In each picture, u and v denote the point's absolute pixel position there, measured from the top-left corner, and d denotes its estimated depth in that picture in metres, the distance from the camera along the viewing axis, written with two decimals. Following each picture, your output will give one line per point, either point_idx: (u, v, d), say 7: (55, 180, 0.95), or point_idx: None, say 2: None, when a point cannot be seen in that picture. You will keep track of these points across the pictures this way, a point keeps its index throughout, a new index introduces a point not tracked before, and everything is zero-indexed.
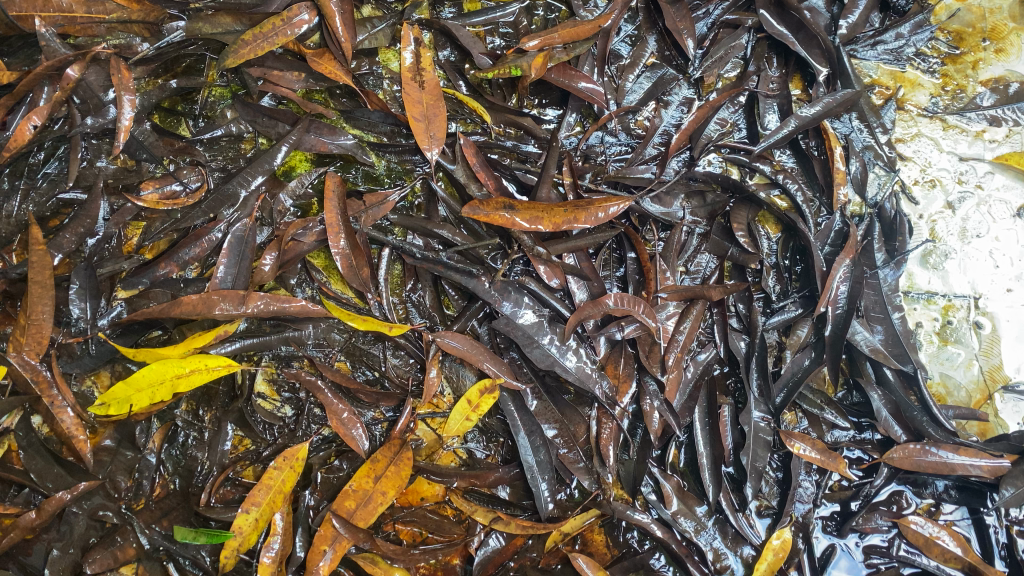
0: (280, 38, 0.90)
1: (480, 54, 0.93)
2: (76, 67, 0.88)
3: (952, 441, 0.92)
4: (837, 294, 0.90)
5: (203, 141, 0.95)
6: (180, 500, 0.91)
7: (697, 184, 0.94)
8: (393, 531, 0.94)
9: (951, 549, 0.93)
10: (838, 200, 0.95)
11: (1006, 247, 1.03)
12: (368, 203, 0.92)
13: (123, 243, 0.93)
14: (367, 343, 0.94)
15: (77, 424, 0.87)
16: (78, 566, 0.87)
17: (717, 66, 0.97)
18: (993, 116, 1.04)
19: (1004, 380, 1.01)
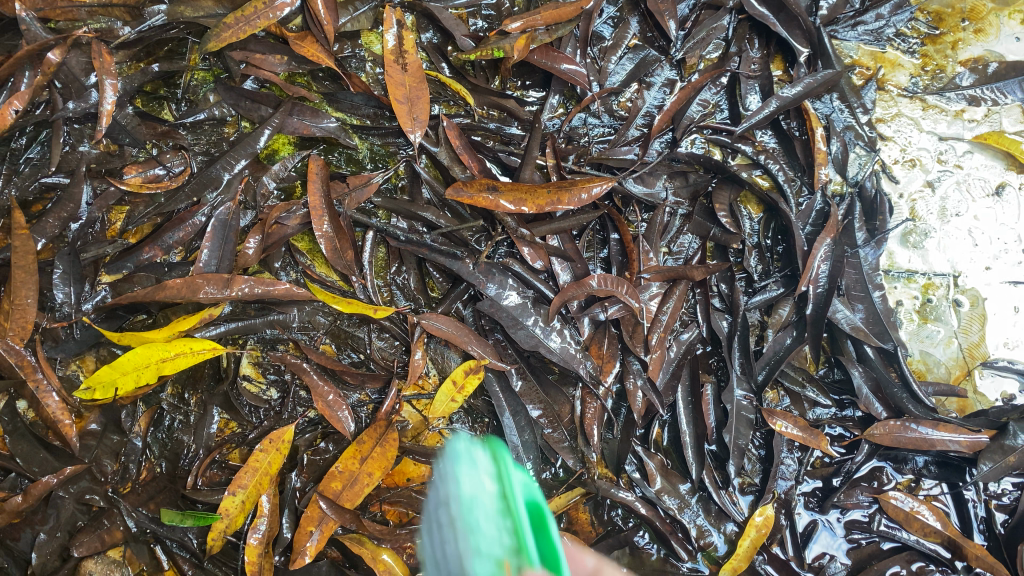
0: (262, 21, 0.90)
1: (463, 36, 0.93)
2: (58, 51, 0.87)
3: (931, 417, 0.94)
4: (818, 273, 0.91)
5: (186, 125, 0.95)
6: (167, 482, 0.91)
7: (679, 165, 0.95)
8: (380, 512, 0.95)
9: (930, 523, 0.94)
10: (820, 179, 0.96)
11: (984, 226, 1.05)
12: (352, 185, 0.92)
13: (107, 227, 0.93)
14: (352, 326, 0.95)
15: (63, 408, 0.86)
16: (65, 551, 0.88)
17: (699, 48, 0.98)
18: (972, 96, 1.05)
19: (982, 357, 1.02)
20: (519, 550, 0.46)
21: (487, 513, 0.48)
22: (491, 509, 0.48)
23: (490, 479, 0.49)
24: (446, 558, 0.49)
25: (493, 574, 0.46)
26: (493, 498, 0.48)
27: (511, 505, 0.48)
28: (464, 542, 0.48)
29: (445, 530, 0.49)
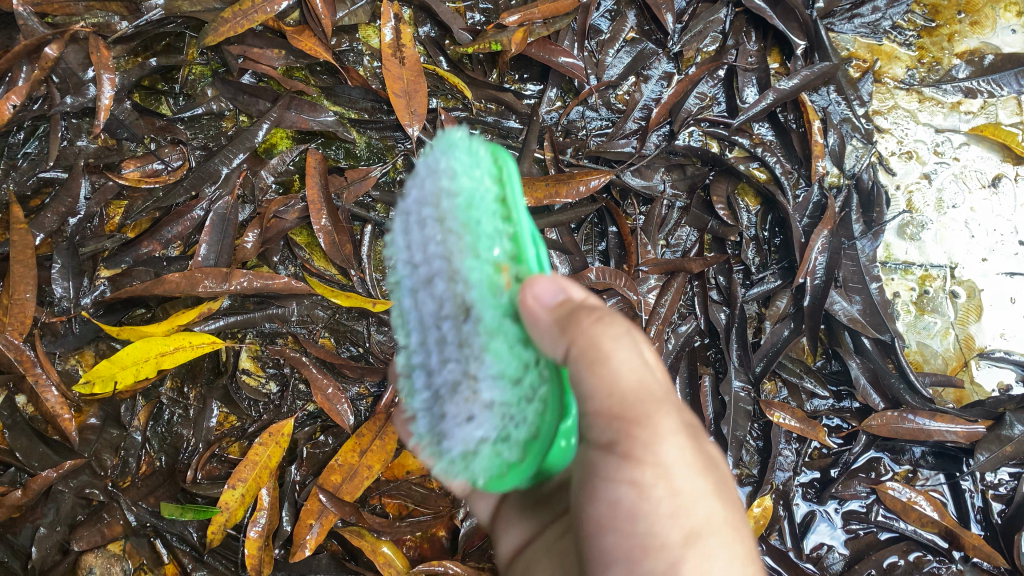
0: (259, 16, 0.90)
1: (460, 29, 0.93)
2: (55, 46, 0.88)
3: (928, 408, 0.94)
4: (815, 264, 0.91)
5: (183, 120, 0.95)
6: (166, 476, 0.91)
7: (677, 158, 0.96)
8: (379, 505, 0.95)
9: (929, 514, 0.95)
10: (817, 172, 0.96)
11: (981, 217, 1.06)
12: (351, 179, 0.92)
13: (105, 222, 0.93)
14: (351, 320, 0.95)
15: (62, 403, 0.87)
16: (65, 545, 0.88)
17: (696, 41, 0.98)
18: (969, 88, 1.05)
19: (979, 348, 1.03)
20: (518, 257, 0.43)
21: (487, 210, 0.42)
22: (493, 209, 0.42)
23: (490, 178, 0.43)
24: (427, 252, 0.42)
25: (492, 280, 0.42)
26: (494, 198, 0.42)
27: (512, 212, 0.43)
28: (456, 241, 0.41)
29: (431, 229, 0.42)
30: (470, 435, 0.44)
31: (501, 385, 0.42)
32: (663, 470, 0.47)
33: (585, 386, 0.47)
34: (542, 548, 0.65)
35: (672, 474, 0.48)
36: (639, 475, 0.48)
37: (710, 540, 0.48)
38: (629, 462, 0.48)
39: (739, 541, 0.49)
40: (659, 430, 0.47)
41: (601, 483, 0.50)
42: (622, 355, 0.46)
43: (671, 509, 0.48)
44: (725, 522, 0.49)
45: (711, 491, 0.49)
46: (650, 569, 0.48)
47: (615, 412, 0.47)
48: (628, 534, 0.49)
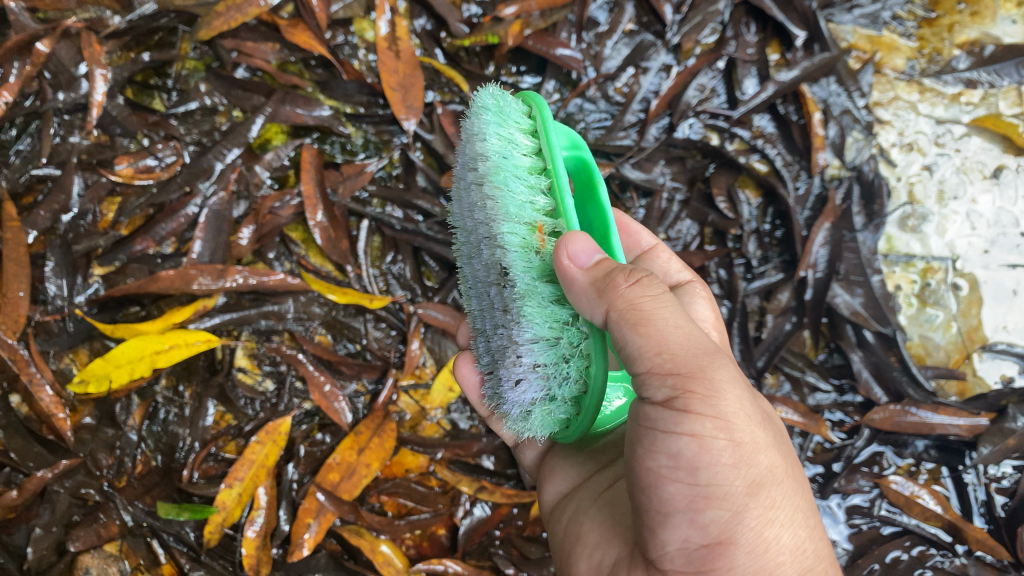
0: (252, 9, 0.89)
1: (457, 22, 0.92)
2: (46, 41, 0.87)
3: (931, 402, 0.93)
4: (817, 257, 0.90)
5: (177, 115, 0.93)
6: (162, 475, 0.88)
7: (677, 151, 0.95)
8: (378, 503, 0.93)
9: (931, 508, 0.94)
10: (817, 164, 0.95)
11: (982, 209, 1.06)
12: (346, 173, 0.92)
13: (99, 219, 0.90)
14: (348, 316, 0.94)
15: (56, 402, 0.84)
16: (61, 545, 0.84)
17: (695, 32, 0.97)
18: (970, 79, 1.04)
19: (981, 340, 1.02)
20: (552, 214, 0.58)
21: (519, 170, 0.58)
22: (522, 168, 0.58)
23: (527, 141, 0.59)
24: (472, 220, 0.62)
25: (527, 230, 0.57)
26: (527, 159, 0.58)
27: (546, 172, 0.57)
28: (496, 202, 0.57)
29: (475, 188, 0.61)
30: (522, 397, 0.59)
31: (541, 350, 0.57)
32: (723, 421, 0.53)
33: (631, 347, 0.54)
34: (588, 498, 0.74)
35: (731, 425, 0.53)
36: (699, 426, 0.52)
37: (769, 486, 0.55)
38: (693, 414, 0.52)
39: (784, 481, 0.57)
40: (715, 386, 0.54)
41: (661, 436, 0.54)
42: (663, 319, 0.54)
43: (729, 456, 0.53)
44: (778, 468, 0.57)
45: (763, 444, 0.56)
46: (713, 516, 0.53)
47: (674, 372, 0.53)
48: (690, 485, 0.53)
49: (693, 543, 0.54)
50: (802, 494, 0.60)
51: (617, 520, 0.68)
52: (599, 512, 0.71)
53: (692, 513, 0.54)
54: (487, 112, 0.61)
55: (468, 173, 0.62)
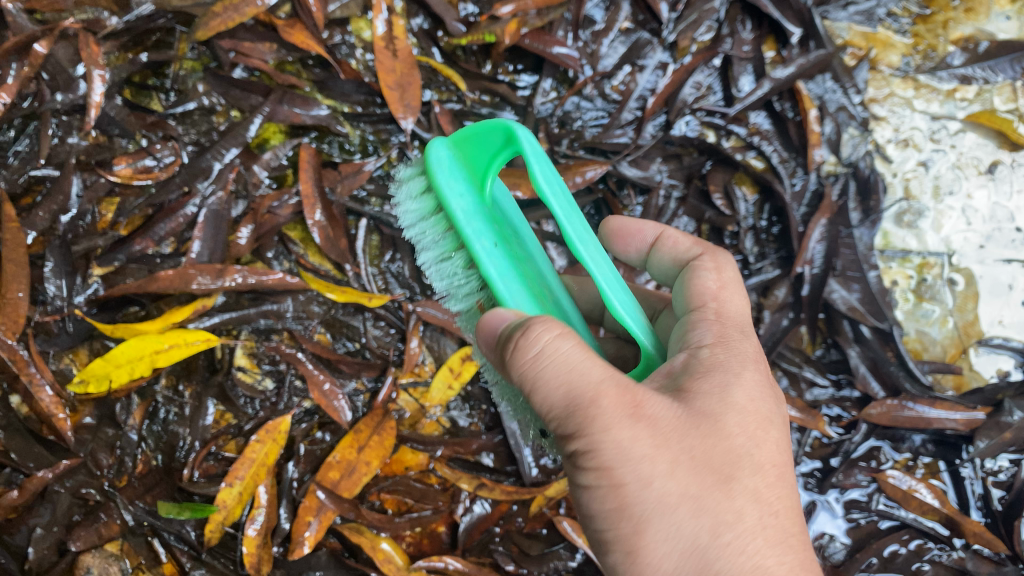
0: (249, 9, 0.89)
1: (453, 21, 0.92)
2: (44, 42, 0.86)
3: (928, 396, 0.94)
4: (814, 253, 0.92)
5: (176, 115, 0.93)
6: (163, 475, 0.88)
7: (673, 148, 0.96)
8: (378, 501, 0.94)
9: (929, 502, 0.94)
10: (814, 160, 0.96)
11: (978, 205, 1.06)
12: (345, 172, 0.92)
13: (98, 219, 0.90)
14: (348, 315, 0.95)
15: (56, 402, 0.84)
16: (62, 545, 0.84)
17: (691, 29, 0.97)
18: (964, 75, 1.05)
19: (978, 335, 1.03)
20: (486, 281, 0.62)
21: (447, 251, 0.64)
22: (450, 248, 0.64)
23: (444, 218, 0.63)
24: None
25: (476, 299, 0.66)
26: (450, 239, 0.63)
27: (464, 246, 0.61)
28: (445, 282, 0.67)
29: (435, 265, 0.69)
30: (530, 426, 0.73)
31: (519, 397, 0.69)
32: (603, 469, 0.52)
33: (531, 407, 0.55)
34: None
35: (612, 471, 0.52)
36: (585, 476, 0.53)
37: (661, 521, 0.51)
38: (578, 466, 0.53)
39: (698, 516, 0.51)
40: (590, 436, 0.51)
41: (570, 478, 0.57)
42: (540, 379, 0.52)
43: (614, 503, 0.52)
44: (686, 501, 0.51)
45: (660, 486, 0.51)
46: (618, 553, 0.54)
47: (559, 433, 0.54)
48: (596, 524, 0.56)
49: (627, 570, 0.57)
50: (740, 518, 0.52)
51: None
52: None
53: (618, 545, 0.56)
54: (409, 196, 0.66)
55: None
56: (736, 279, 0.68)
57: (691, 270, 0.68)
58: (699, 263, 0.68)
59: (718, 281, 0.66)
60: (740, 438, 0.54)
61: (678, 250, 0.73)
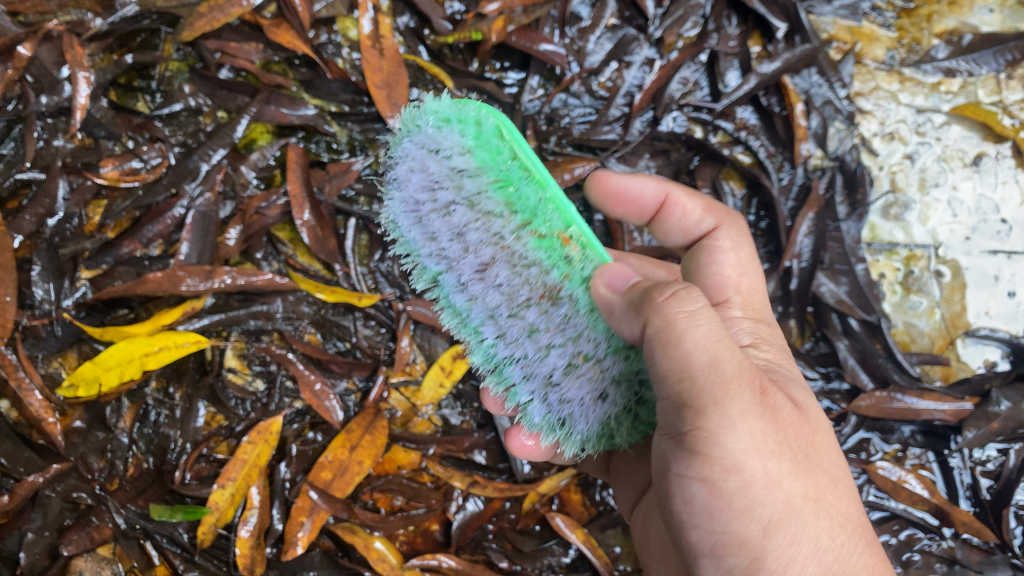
0: (234, 9, 0.89)
1: (440, 19, 0.92)
2: (28, 45, 0.86)
3: (916, 387, 0.94)
4: (802, 247, 0.93)
5: (162, 116, 0.93)
6: (155, 477, 0.87)
7: (661, 144, 0.97)
8: (371, 500, 0.94)
9: (919, 492, 0.94)
10: (801, 154, 0.96)
11: (964, 197, 1.07)
12: (332, 172, 0.92)
13: (85, 222, 0.89)
14: (338, 315, 0.95)
15: (46, 406, 0.84)
16: (54, 550, 0.83)
17: (677, 25, 0.97)
18: (949, 68, 1.05)
19: (964, 326, 1.04)
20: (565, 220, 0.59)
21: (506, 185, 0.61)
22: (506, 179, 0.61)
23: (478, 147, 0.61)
24: (478, 251, 0.63)
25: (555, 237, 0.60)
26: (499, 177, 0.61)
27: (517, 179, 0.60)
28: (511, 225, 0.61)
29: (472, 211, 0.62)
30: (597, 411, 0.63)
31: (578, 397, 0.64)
32: (730, 464, 0.51)
33: (657, 367, 0.53)
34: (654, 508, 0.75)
35: (740, 468, 0.52)
36: (706, 471, 0.52)
37: (785, 524, 0.53)
38: (700, 459, 0.52)
39: (829, 541, 0.55)
40: (727, 421, 0.50)
41: (676, 480, 0.55)
42: (698, 340, 0.50)
43: (740, 480, 0.52)
44: (794, 497, 0.54)
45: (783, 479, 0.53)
46: (734, 563, 0.54)
47: (680, 402, 0.52)
48: (708, 531, 0.55)
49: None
50: (852, 559, 0.55)
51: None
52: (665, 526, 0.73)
53: (706, 526, 0.54)
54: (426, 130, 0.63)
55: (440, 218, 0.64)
56: (748, 259, 0.77)
57: (711, 251, 0.76)
58: (721, 244, 0.76)
59: (736, 265, 0.75)
60: (827, 442, 0.59)
61: (693, 213, 0.79)
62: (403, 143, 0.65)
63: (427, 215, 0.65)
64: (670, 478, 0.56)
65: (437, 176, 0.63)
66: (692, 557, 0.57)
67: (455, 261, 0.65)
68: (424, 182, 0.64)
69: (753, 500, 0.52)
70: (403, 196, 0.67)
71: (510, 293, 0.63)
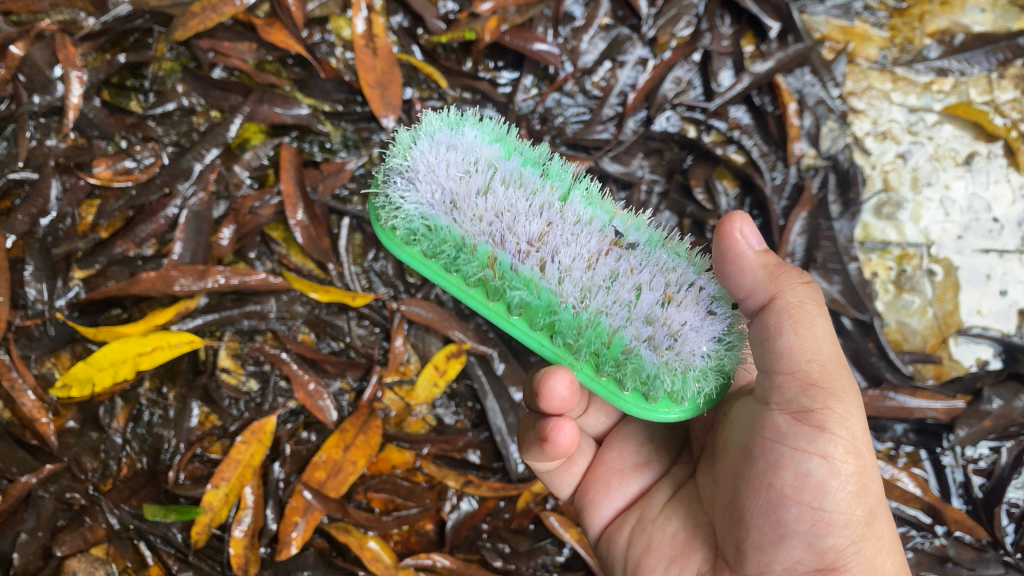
0: (228, 9, 0.89)
1: (433, 18, 0.92)
2: (21, 45, 0.86)
3: (908, 385, 0.95)
4: (795, 246, 0.93)
5: (155, 116, 0.92)
6: (149, 477, 0.87)
7: (654, 143, 0.97)
8: (365, 500, 0.93)
9: (911, 490, 0.94)
10: (794, 154, 0.96)
11: (956, 196, 1.08)
12: (326, 171, 0.92)
13: (78, 222, 0.89)
14: (331, 314, 0.95)
15: (39, 407, 0.83)
16: (47, 550, 0.82)
17: (670, 25, 0.97)
18: (941, 67, 1.06)
19: (957, 324, 1.04)
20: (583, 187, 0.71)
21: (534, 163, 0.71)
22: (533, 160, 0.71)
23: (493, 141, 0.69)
24: (535, 216, 0.64)
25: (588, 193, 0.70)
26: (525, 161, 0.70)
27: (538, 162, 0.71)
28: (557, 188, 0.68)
29: (516, 186, 0.66)
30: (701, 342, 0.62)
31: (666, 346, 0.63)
32: (851, 446, 0.58)
33: (786, 343, 0.60)
34: (654, 508, 0.76)
35: (857, 452, 0.59)
36: (830, 449, 0.57)
37: (877, 515, 0.60)
38: (827, 439, 0.58)
39: (896, 544, 0.62)
40: (847, 408, 0.59)
41: (791, 454, 0.58)
42: (821, 330, 0.61)
43: (855, 463, 0.58)
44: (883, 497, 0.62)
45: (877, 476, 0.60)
46: (832, 543, 0.57)
47: (811, 380, 0.59)
48: (814, 508, 0.58)
49: (806, 565, 0.58)
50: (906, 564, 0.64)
51: (696, 527, 0.70)
52: (669, 522, 0.73)
53: (816, 503, 0.58)
54: (441, 132, 0.69)
55: (482, 199, 0.64)
56: None
57: None
58: None
59: None
60: None
61: None
62: (415, 147, 0.67)
63: (465, 199, 0.63)
64: (782, 452, 0.59)
65: (465, 164, 0.66)
66: (779, 539, 0.59)
67: (513, 231, 0.63)
68: (452, 171, 0.65)
69: (862, 485, 0.58)
70: (430, 187, 0.64)
71: (584, 246, 0.64)
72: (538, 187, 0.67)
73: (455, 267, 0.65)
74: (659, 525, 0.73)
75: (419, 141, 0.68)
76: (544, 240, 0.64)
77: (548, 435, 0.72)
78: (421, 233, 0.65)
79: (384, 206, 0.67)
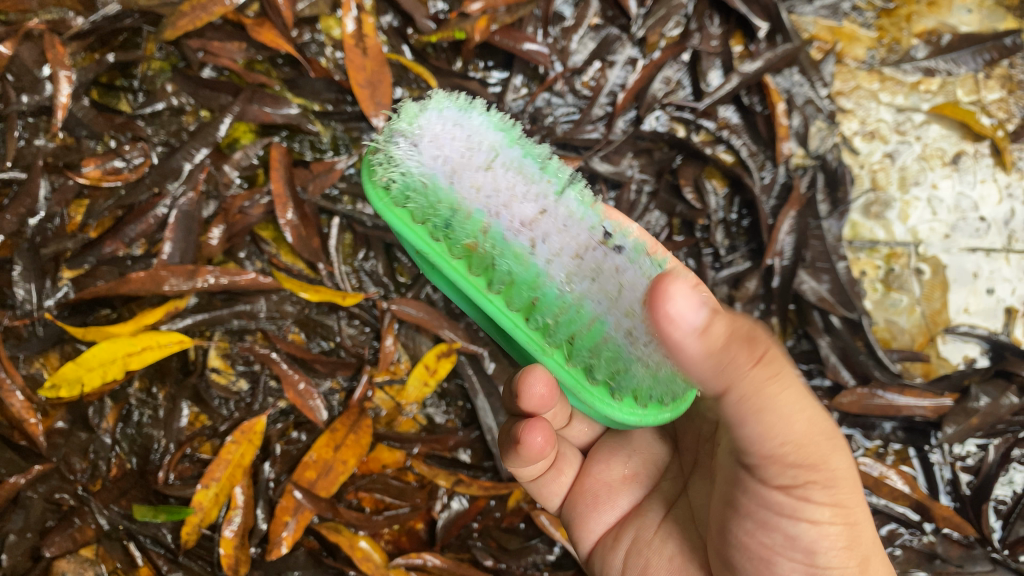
0: (217, 8, 0.89)
1: (423, 18, 0.92)
2: (9, 44, 0.86)
3: (897, 383, 0.95)
4: (783, 245, 0.94)
5: (144, 116, 0.92)
6: (138, 477, 0.87)
7: (644, 143, 0.98)
8: (356, 499, 0.93)
9: (899, 488, 0.95)
10: (782, 153, 0.97)
11: (944, 195, 1.08)
12: (316, 171, 0.92)
13: (67, 222, 0.89)
14: (322, 314, 0.95)
15: (27, 407, 0.82)
16: (36, 551, 0.83)
17: (660, 25, 0.97)
18: (928, 68, 1.07)
19: (945, 323, 1.05)
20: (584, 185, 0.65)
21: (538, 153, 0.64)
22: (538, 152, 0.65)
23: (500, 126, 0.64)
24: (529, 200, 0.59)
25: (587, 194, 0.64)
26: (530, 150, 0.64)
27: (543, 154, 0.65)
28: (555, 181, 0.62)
29: (516, 170, 0.61)
30: None
31: None
32: (841, 508, 0.52)
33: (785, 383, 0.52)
34: (646, 530, 0.75)
35: (848, 510, 0.53)
36: (818, 513, 0.52)
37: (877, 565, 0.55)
38: (817, 504, 0.52)
39: None
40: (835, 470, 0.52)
41: (780, 520, 0.53)
42: None
43: (844, 522, 0.53)
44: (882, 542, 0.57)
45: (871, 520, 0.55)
46: None
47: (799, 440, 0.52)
48: (806, 566, 0.54)
49: None
50: None
51: (689, 554, 0.68)
52: (662, 546, 0.72)
53: (807, 563, 0.54)
54: (450, 106, 0.62)
55: (478, 176, 0.58)
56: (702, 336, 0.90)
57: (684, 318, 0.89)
58: None
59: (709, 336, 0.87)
60: None
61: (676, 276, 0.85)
62: (421, 115, 0.61)
63: (467, 168, 0.59)
64: (768, 516, 0.53)
65: (470, 137, 0.60)
66: None
67: (509, 208, 0.59)
68: (456, 142, 0.59)
69: (853, 538, 0.53)
70: (433, 151, 0.59)
71: (576, 238, 0.59)
72: (538, 176, 0.62)
73: (443, 234, 0.59)
74: (655, 548, 0.72)
75: (427, 109, 0.62)
76: (536, 224, 0.59)
77: (519, 436, 0.73)
78: (414, 193, 0.59)
79: (381, 163, 0.61)
